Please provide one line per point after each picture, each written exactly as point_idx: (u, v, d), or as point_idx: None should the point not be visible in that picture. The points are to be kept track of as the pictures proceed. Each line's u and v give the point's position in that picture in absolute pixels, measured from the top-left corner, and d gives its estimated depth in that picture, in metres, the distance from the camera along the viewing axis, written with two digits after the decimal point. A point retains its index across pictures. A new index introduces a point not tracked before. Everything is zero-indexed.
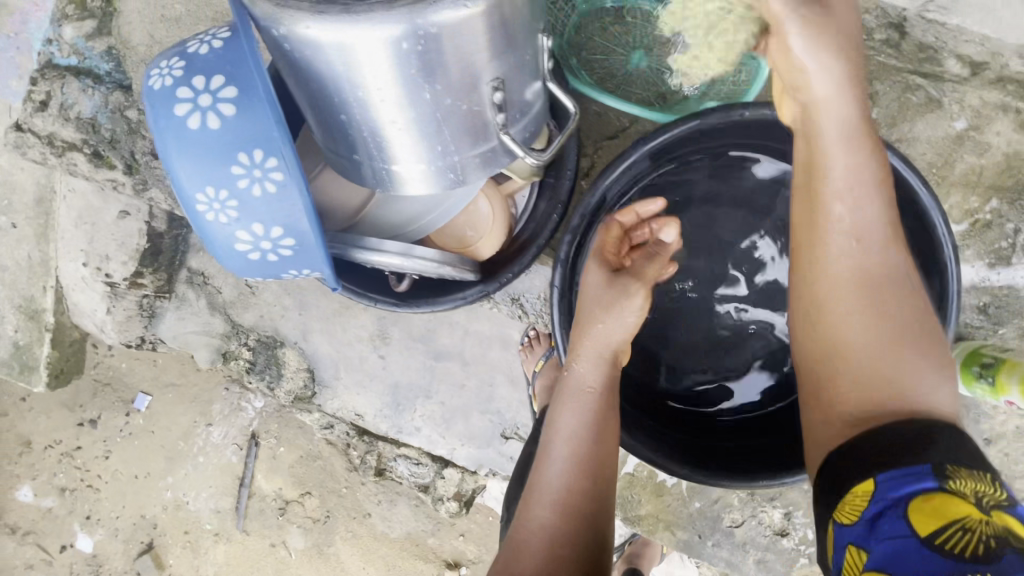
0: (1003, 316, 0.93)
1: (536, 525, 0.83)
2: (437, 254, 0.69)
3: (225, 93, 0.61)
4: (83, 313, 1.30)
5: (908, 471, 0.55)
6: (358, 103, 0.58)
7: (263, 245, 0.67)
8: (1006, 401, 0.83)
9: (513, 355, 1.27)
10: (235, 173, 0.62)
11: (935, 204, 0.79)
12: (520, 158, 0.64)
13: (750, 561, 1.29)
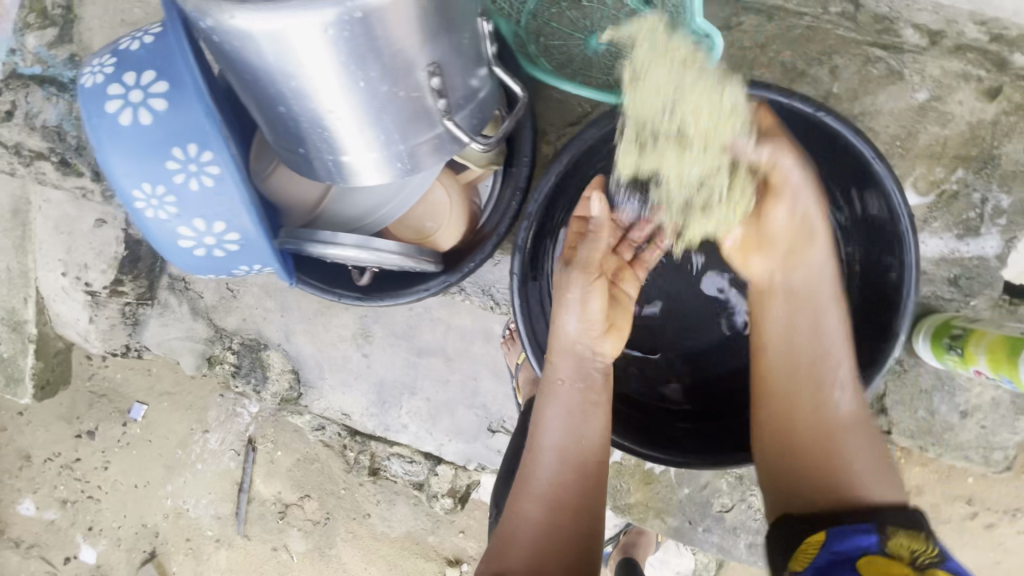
0: (975, 288, 0.93)
1: (528, 519, 0.82)
2: (395, 245, 0.70)
3: (156, 89, 0.63)
4: (66, 323, 1.31)
5: (855, 529, 0.71)
6: (295, 94, 0.58)
7: (207, 239, 0.69)
8: (975, 371, 0.84)
9: (495, 349, 1.26)
10: (171, 168, 0.63)
11: (892, 181, 0.81)
12: (466, 144, 0.66)
13: (741, 545, 1.29)
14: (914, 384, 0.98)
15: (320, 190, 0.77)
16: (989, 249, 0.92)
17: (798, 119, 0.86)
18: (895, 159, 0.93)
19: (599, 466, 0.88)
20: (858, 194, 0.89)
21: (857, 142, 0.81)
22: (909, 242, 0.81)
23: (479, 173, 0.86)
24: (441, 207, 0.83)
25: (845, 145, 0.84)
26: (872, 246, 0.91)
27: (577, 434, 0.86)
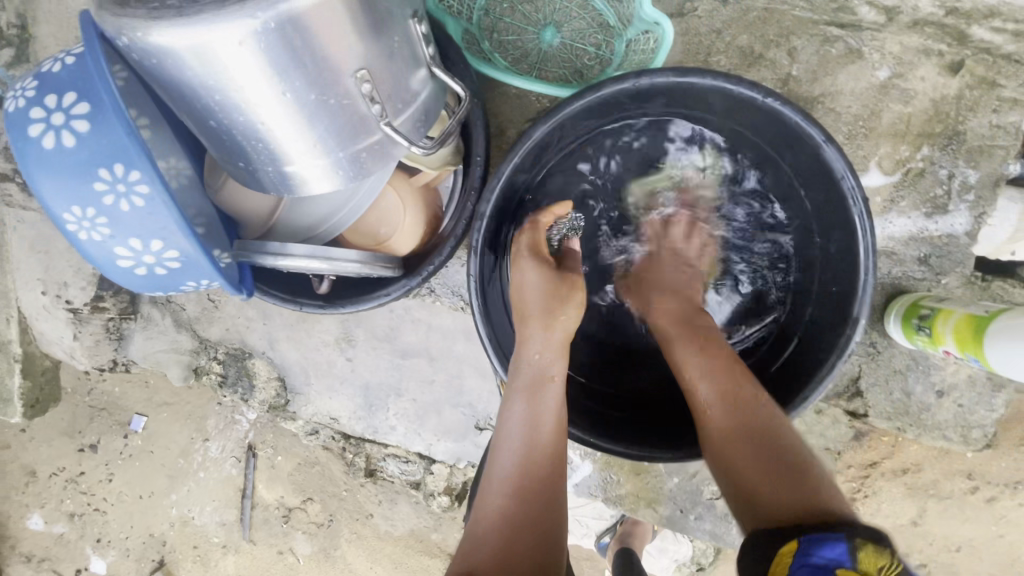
0: (946, 266, 0.92)
1: (496, 507, 0.78)
2: (353, 256, 0.72)
3: (78, 110, 0.62)
4: (51, 341, 1.32)
5: (826, 537, 0.60)
6: (222, 108, 0.58)
7: (146, 259, 0.67)
8: (944, 350, 0.84)
9: (477, 348, 1.26)
10: (98, 190, 0.62)
11: (843, 164, 0.77)
12: (406, 148, 0.64)
13: (734, 531, 1.29)
14: (888, 364, 0.98)
15: (271, 202, 0.77)
16: (958, 226, 0.91)
17: (744, 104, 0.81)
18: (859, 139, 0.92)
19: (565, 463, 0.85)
20: (818, 177, 0.86)
21: (806, 128, 0.77)
22: (863, 226, 0.78)
23: (433, 174, 0.86)
24: (395, 210, 0.83)
25: (794, 130, 0.80)
26: (835, 230, 0.88)
27: (545, 423, 0.84)
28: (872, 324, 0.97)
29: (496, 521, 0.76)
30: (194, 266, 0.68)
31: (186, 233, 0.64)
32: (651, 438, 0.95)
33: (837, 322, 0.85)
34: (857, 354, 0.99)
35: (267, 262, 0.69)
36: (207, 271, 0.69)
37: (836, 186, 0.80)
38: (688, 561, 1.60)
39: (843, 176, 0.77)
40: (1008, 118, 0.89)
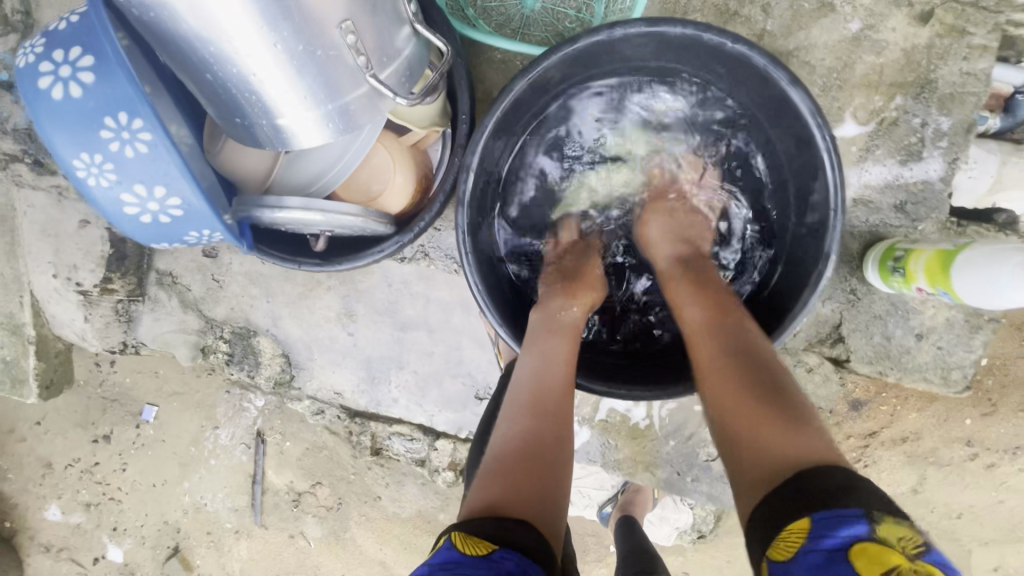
0: (922, 212, 0.94)
1: (515, 434, 0.77)
2: (343, 207, 0.75)
3: (84, 62, 0.65)
4: (62, 323, 1.36)
5: (841, 515, 0.55)
6: (216, 60, 0.61)
7: (151, 206, 0.71)
8: (917, 289, 0.87)
9: (475, 319, 1.29)
10: (104, 136, 0.66)
11: (809, 107, 0.77)
12: (392, 100, 0.68)
13: (730, 492, 1.32)
14: (868, 310, 1.00)
15: (267, 161, 0.81)
16: (933, 171, 0.93)
17: (713, 50, 0.83)
18: (833, 91, 0.94)
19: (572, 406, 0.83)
20: (790, 122, 0.86)
21: (772, 70, 0.78)
22: (832, 163, 0.77)
23: (422, 134, 0.89)
24: (386, 168, 0.86)
25: (762, 73, 0.81)
26: (809, 175, 0.88)
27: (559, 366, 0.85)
28: (851, 272, 0.99)
29: (514, 445, 0.75)
30: (195, 215, 0.72)
31: (189, 180, 0.69)
32: (633, 380, 0.96)
33: (810, 260, 0.86)
34: (836, 301, 1.01)
35: (265, 214, 0.74)
36: (208, 218, 0.73)
37: (804, 129, 0.82)
38: (689, 529, 1.62)
39: (809, 118, 0.78)
40: (978, 65, 0.90)
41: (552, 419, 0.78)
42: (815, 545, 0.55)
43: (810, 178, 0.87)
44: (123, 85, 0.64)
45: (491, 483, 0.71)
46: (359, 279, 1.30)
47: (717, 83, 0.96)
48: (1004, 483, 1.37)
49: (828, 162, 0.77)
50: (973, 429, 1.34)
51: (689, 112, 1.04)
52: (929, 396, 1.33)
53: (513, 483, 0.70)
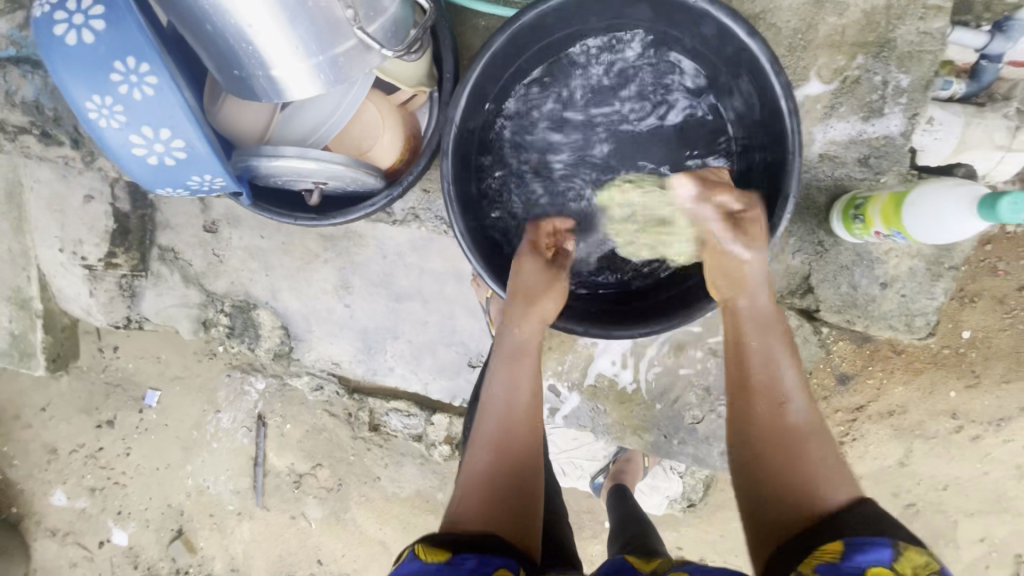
0: (884, 165, 0.99)
1: (480, 465, 0.84)
2: (332, 156, 0.80)
3: (96, 11, 0.71)
4: (68, 298, 1.41)
5: (868, 542, 0.62)
6: (215, 9, 0.66)
7: (156, 148, 0.77)
8: (877, 233, 0.92)
9: (467, 288, 1.34)
10: (115, 79, 0.71)
11: (767, 57, 0.82)
12: (378, 51, 0.72)
13: (715, 453, 1.37)
14: (835, 261, 1.04)
15: (264, 118, 0.86)
16: (893, 127, 0.98)
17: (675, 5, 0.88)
18: (798, 51, 0.99)
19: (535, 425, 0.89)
20: (749, 76, 0.90)
21: (729, 23, 0.83)
22: (789, 110, 0.82)
23: (410, 93, 0.94)
24: (376, 124, 0.90)
25: (722, 27, 0.86)
26: (769, 127, 0.91)
27: (522, 392, 0.89)
28: (819, 224, 1.04)
29: (490, 479, 0.82)
30: (199, 158, 0.78)
31: (194, 123, 0.75)
32: (609, 322, 1.00)
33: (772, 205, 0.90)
34: (805, 252, 1.05)
35: (261, 162, 0.79)
36: (210, 162, 0.79)
37: (761, 81, 0.87)
38: (679, 498, 1.66)
39: (767, 68, 0.82)
40: (934, 24, 0.95)
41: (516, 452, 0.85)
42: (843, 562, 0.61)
43: (771, 130, 0.90)
44: (136, 33, 0.70)
45: (473, 512, 0.78)
46: (354, 251, 1.34)
47: (677, 53, 1.02)
48: (989, 455, 1.41)
49: (786, 110, 0.82)
50: (958, 402, 1.39)
51: (655, 78, 1.05)
52: (915, 370, 1.38)
53: (488, 514, 0.78)
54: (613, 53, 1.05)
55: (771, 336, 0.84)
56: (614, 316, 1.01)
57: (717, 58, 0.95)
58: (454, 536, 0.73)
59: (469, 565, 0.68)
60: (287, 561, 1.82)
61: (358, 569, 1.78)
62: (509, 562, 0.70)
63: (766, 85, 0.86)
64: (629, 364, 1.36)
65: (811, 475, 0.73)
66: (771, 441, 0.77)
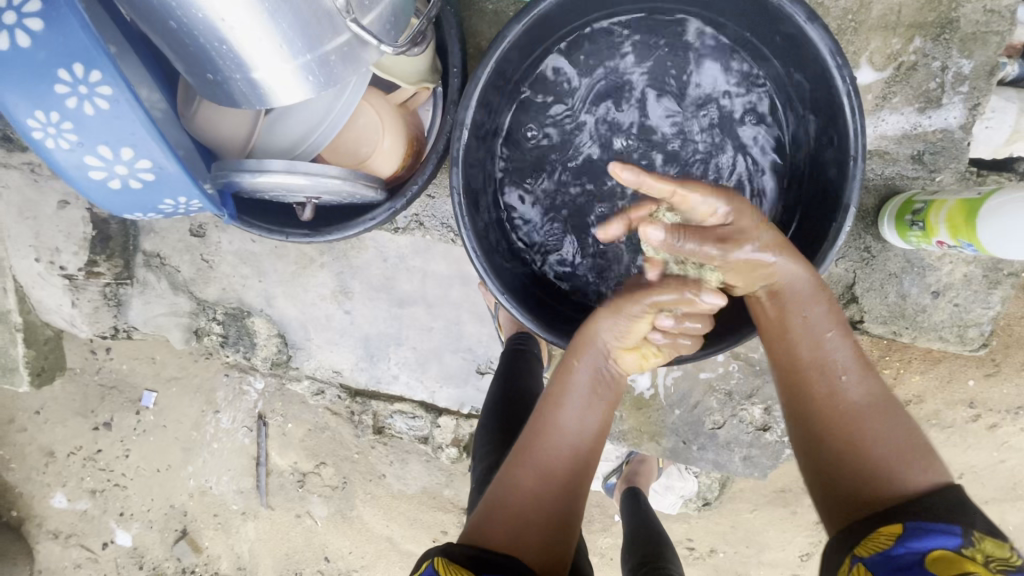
0: (940, 162, 0.91)
1: (525, 493, 0.76)
2: (325, 168, 0.71)
3: (27, 6, 0.60)
4: (49, 309, 1.33)
5: (934, 527, 0.57)
6: (178, 4, 0.56)
7: (118, 169, 0.68)
8: (937, 243, 0.84)
9: (475, 292, 1.26)
10: (61, 92, 0.62)
11: (828, 45, 0.72)
12: (376, 47, 0.63)
13: (736, 459, 1.31)
14: (883, 269, 0.97)
15: (245, 124, 0.77)
16: (952, 119, 0.90)
17: None
18: (848, 34, 0.90)
19: (569, 455, 0.80)
20: (802, 65, 0.81)
21: (788, 7, 0.73)
22: (851, 106, 0.73)
23: (412, 91, 0.85)
24: (374, 129, 0.81)
25: (776, 11, 0.75)
26: (826, 120, 0.81)
27: (563, 422, 0.81)
28: (866, 228, 0.96)
29: (517, 502, 0.75)
30: (169, 179, 0.70)
31: (160, 142, 0.66)
32: None
33: (826, 214, 0.80)
34: (850, 259, 0.98)
35: (243, 178, 0.70)
36: (181, 183, 0.71)
37: (815, 68, 0.77)
38: (694, 497, 1.57)
39: (829, 59, 0.73)
40: (1003, 2, 0.86)
41: (541, 470, 0.77)
42: (894, 548, 0.58)
43: (827, 125, 0.81)
44: (81, 36, 0.60)
45: (493, 526, 0.72)
46: (353, 255, 1.26)
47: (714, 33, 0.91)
48: (1007, 444, 1.35)
49: (848, 107, 0.73)
50: (976, 391, 1.32)
51: (694, 62, 0.93)
52: (934, 359, 1.31)
53: (511, 540, 0.71)
54: (644, 36, 0.93)
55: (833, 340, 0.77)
56: None
57: (762, 39, 0.85)
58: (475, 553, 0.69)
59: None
60: (293, 560, 1.77)
61: (366, 566, 1.73)
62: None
63: (821, 72, 0.77)
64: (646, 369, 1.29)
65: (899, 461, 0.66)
66: (883, 443, 0.68)
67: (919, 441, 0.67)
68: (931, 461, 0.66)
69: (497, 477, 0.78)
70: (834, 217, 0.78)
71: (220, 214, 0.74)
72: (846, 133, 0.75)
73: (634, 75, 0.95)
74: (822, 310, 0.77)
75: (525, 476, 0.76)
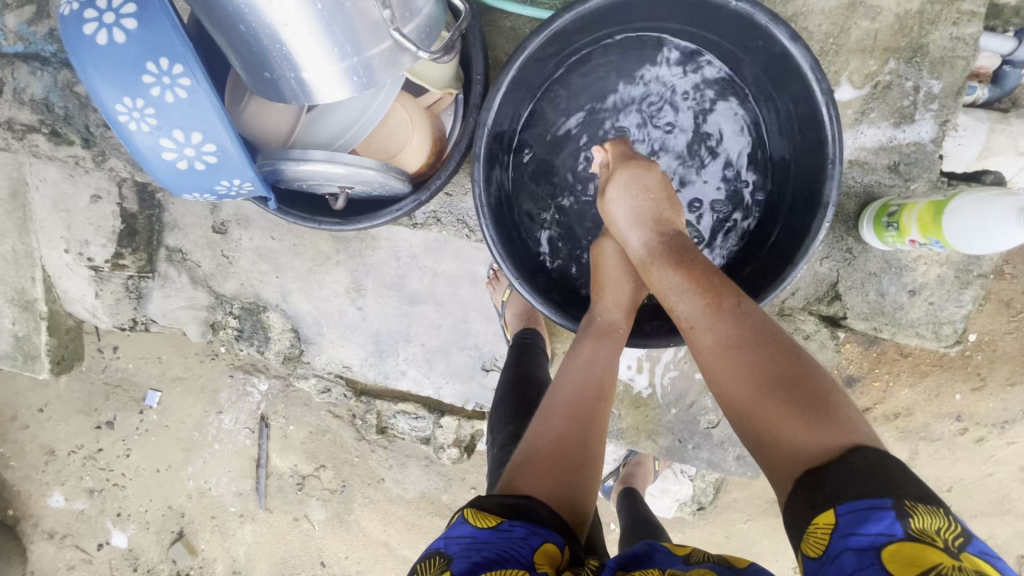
0: (915, 172, 0.99)
1: (553, 434, 0.79)
2: (360, 159, 0.78)
3: (128, 10, 0.68)
4: (74, 300, 1.39)
5: (870, 508, 0.54)
6: (251, 10, 0.63)
7: (187, 152, 0.74)
8: (910, 241, 0.92)
9: (481, 291, 1.33)
10: (147, 81, 0.68)
11: (809, 62, 0.80)
12: (416, 54, 0.71)
13: (730, 458, 1.36)
14: (864, 268, 1.04)
15: (290, 121, 0.85)
16: (924, 133, 0.98)
17: (717, 10, 0.85)
18: (829, 55, 0.99)
19: (593, 409, 0.83)
20: (786, 81, 0.89)
21: (772, 28, 0.81)
22: (829, 116, 0.81)
23: (437, 96, 0.93)
24: (404, 128, 0.89)
25: (763, 32, 0.84)
26: (808, 131, 0.89)
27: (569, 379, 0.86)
28: (848, 231, 1.04)
29: (547, 445, 0.78)
30: (230, 162, 0.76)
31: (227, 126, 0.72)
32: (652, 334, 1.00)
33: (810, 211, 0.88)
34: (834, 260, 1.05)
35: (286, 166, 0.77)
36: (240, 166, 0.76)
37: (797, 82, 0.86)
38: (689, 501, 1.61)
39: (809, 74, 0.81)
40: (968, 30, 0.95)
41: (578, 421, 0.81)
42: (841, 545, 0.54)
43: (808, 135, 0.89)
44: (170, 33, 0.67)
45: (526, 475, 0.74)
46: (367, 254, 1.33)
47: (706, 51, 1.00)
48: (991, 456, 1.41)
49: (827, 117, 0.82)
50: (963, 404, 1.38)
51: (689, 78, 1.03)
52: (920, 372, 1.37)
53: (553, 487, 0.73)
54: (645, 53, 1.02)
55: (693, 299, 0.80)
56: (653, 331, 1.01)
57: (749, 57, 0.94)
58: (510, 500, 0.70)
59: (519, 533, 0.65)
60: (290, 564, 1.79)
61: (362, 571, 1.75)
62: (557, 532, 0.68)
63: (802, 85, 0.85)
64: (644, 368, 1.35)
65: (761, 419, 0.68)
66: (756, 391, 0.69)
67: (772, 393, 0.68)
68: (786, 416, 0.66)
69: (529, 432, 0.81)
70: (815, 215, 0.85)
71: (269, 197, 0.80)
72: (824, 140, 0.83)
73: (636, 88, 1.04)
74: (674, 275, 0.83)
75: (572, 424, 0.80)
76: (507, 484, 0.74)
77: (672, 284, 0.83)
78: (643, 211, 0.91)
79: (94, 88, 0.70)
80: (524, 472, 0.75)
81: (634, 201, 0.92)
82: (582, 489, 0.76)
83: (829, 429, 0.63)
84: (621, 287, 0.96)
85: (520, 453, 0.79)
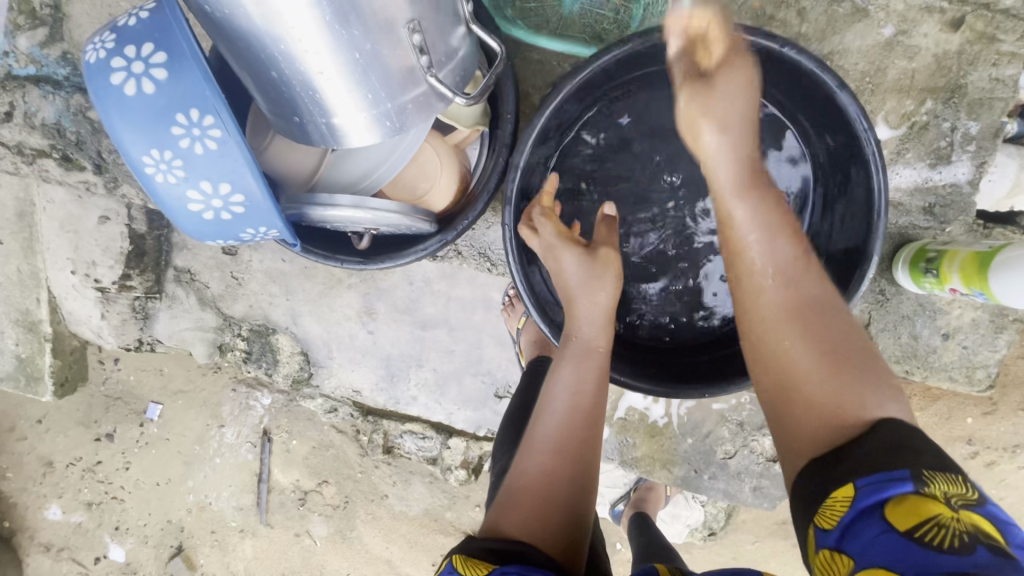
0: (950, 214, 0.98)
1: (535, 472, 0.78)
2: (390, 204, 0.77)
3: (157, 59, 0.65)
4: (79, 320, 1.36)
5: (883, 474, 0.54)
6: (286, 58, 0.61)
7: (214, 202, 0.72)
8: (951, 289, 0.90)
9: (497, 318, 1.31)
10: (176, 133, 0.66)
11: (856, 110, 0.79)
12: (452, 99, 0.70)
13: (747, 489, 1.33)
14: (896, 310, 1.03)
15: (315, 159, 0.83)
16: (961, 175, 0.97)
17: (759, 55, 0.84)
18: (866, 95, 0.97)
19: (579, 440, 0.81)
20: (827, 123, 0.88)
21: (818, 74, 0.79)
22: (875, 165, 0.80)
23: (466, 133, 0.92)
24: (432, 169, 0.89)
25: (807, 76, 0.82)
26: (850, 172, 0.88)
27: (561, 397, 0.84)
28: (881, 272, 1.02)
29: (532, 485, 0.77)
30: (257, 210, 0.73)
31: (255, 176, 0.69)
32: (682, 376, 0.99)
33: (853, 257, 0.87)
34: (867, 301, 1.04)
35: (314, 209, 0.76)
36: (267, 213, 0.73)
37: (841, 124, 0.84)
38: (699, 526, 1.58)
39: (856, 122, 0.80)
40: (1007, 71, 0.93)
41: (568, 457, 0.79)
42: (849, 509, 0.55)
43: (850, 178, 0.89)
44: (201, 83, 0.65)
45: (509, 516, 0.74)
46: (380, 278, 1.30)
47: None
48: (1005, 482, 1.38)
49: (872, 164, 0.80)
50: (975, 428, 1.35)
51: None
52: (933, 396, 1.35)
53: (535, 526, 0.73)
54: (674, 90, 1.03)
55: (772, 243, 0.75)
56: (679, 374, 1.00)
57: (787, 97, 0.93)
58: (498, 545, 0.69)
59: None
60: None
61: None
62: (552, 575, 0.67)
63: (846, 128, 0.83)
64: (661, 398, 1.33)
65: (799, 372, 0.67)
66: (809, 346, 0.67)
67: (821, 351, 0.67)
68: (832, 374, 0.64)
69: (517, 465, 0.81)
70: (857, 264, 0.85)
71: (293, 242, 0.78)
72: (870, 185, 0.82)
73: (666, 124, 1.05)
74: (757, 211, 0.77)
75: (556, 461, 0.79)
76: (492, 527, 0.74)
77: (750, 218, 0.76)
78: (743, 124, 0.78)
79: (119, 139, 0.68)
80: (506, 516, 0.75)
81: (739, 105, 0.78)
82: (578, 531, 0.75)
83: (861, 394, 0.62)
84: (587, 296, 0.90)
85: (504, 492, 0.79)
